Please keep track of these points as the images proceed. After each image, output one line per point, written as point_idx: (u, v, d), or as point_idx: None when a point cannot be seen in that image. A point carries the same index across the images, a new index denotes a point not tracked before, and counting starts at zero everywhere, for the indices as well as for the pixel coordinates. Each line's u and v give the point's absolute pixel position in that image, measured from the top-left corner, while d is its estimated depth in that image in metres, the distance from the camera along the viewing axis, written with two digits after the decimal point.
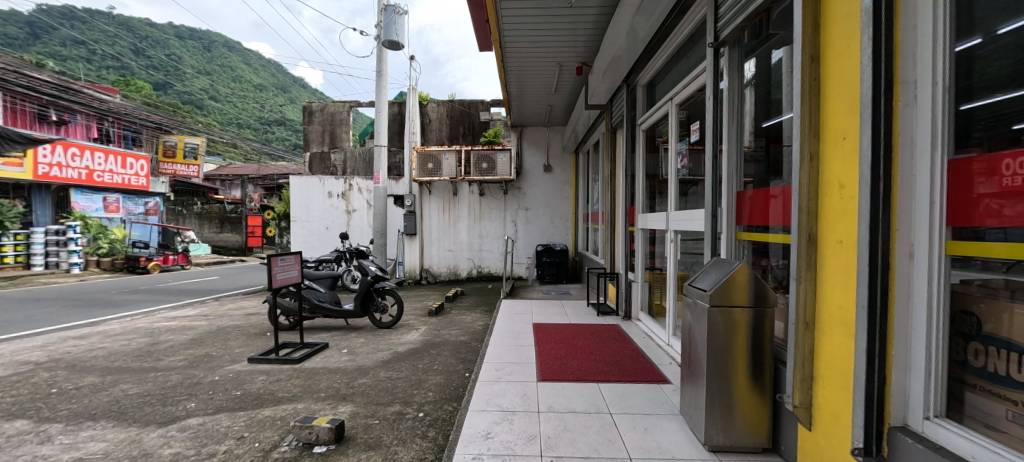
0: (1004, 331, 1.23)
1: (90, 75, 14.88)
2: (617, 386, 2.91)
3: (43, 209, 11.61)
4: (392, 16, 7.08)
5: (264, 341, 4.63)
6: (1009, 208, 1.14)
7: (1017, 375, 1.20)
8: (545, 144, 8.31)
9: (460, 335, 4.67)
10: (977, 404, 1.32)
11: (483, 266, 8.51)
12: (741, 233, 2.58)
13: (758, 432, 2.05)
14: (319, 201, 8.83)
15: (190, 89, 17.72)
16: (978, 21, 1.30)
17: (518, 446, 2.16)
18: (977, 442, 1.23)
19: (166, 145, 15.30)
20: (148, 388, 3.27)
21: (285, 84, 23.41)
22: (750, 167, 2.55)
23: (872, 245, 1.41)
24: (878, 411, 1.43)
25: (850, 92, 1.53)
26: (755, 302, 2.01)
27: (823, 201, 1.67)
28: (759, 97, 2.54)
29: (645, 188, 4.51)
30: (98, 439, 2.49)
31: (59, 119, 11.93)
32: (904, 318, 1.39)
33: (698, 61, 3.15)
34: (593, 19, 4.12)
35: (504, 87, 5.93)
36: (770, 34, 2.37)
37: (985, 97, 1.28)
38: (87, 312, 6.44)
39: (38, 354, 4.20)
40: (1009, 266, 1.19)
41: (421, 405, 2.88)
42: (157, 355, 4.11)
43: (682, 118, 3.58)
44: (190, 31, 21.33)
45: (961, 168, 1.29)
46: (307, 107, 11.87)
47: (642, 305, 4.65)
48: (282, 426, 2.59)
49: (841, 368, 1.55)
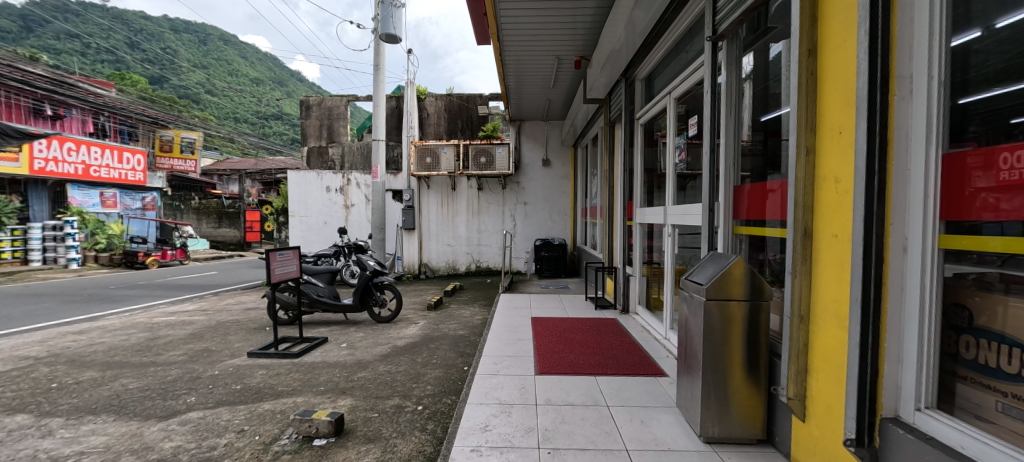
0: (998, 324, 1.25)
1: (85, 68, 14.73)
2: (614, 379, 2.93)
3: (40, 205, 11.61)
4: (389, 9, 6.97)
5: (264, 336, 4.64)
6: (1007, 202, 1.14)
7: (1009, 367, 1.22)
8: (544, 138, 8.29)
9: (460, 329, 4.70)
10: (969, 396, 1.33)
11: (482, 260, 8.53)
12: (739, 227, 2.59)
13: (752, 424, 2.08)
14: (317, 197, 8.80)
15: (187, 84, 17.36)
16: (974, 16, 1.30)
17: (516, 438, 2.18)
18: (967, 433, 1.25)
19: (163, 140, 15.23)
20: (148, 382, 3.28)
21: (281, 79, 23.41)
22: (748, 161, 2.54)
23: (866, 238, 1.43)
24: (870, 402, 1.45)
25: (847, 84, 1.52)
26: (750, 295, 2.03)
27: (819, 195, 1.68)
28: (757, 92, 2.52)
29: (642, 183, 4.51)
30: (99, 433, 2.51)
31: (54, 114, 11.82)
32: (898, 311, 1.40)
33: (698, 54, 3.11)
34: (591, 13, 4.09)
35: (502, 81, 5.89)
36: (769, 28, 2.33)
37: (982, 92, 1.29)
38: (85, 307, 6.45)
39: (37, 350, 4.19)
40: (1004, 260, 1.20)
41: (421, 398, 2.91)
42: (156, 350, 4.12)
43: (682, 112, 3.56)
44: (184, 23, 20.75)
45: (955, 162, 1.30)
46: (305, 100, 11.72)
47: (641, 299, 4.66)
48: (283, 419, 2.62)
49: (836, 359, 1.57)
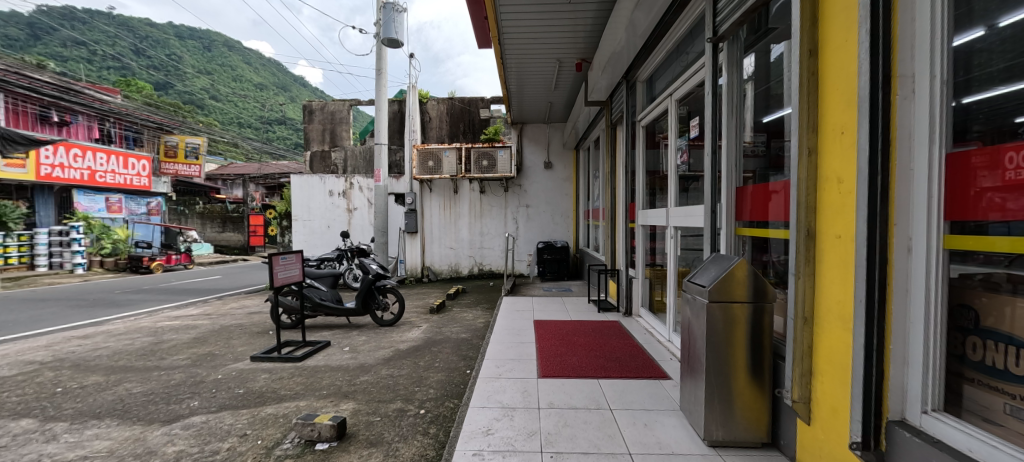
0: (1005, 325, 1.22)
1: (91, 75, 14.92)
2: (617, 382, 2.92)
3: (46, 210, 11.72)
4: (390, 14, 7.03)
5: (267, 340, 4.65)
6: (1012, 202, 1.13)
7: (1015, 369, 1.20)
8: (545, 141, 8.30)
9: (461, 332, 4.69)
10: (976, 398, 1.31)
11: (484, 263, 8.54)
12: (741, 229, 2.57)
13: (758, 428, 2.05)
14: (320, 200, 8.85)
15: (190, 89, 17.51)
16: (975, 15, 1.30)
17: (518, 442, 2.17)
18: (974, 436, 1.23)
19: (167, 145, 15.46)
20: (152, 386, 3.30)
21: (284, 84, 23.77)
22: (750, 162, 2.54)
23: (870, 239, 1.41)
24: (876, 404, 1.43)
25: (849, 81, 1.52)
26: (754, 298, 2.02)
27: (821, 197, 1.67)
28: (759, 93, 2.52)
29: (645, 185, 4.50)
30: (102, 438, 2.51)
31: (60, 120, 12.01)
32: (902, 313, 1.39)
33: (698, 56, 3.11)
34: (592, 15, 4.09)
35: (503, 84, 5.91)
36: (769, 29, 2.32)
37: (983, 91, 1.28)
38: (91, 312, 6.50)
39: (42, 354, 4.23)
40: (1010, 260, 1.18)
41: (423, 402, 2.90)
42: (160, 354, 4.14)
43: (683, 114, 3.55)
44: (189, 30, 21.02)
45: (960, 162, 1.28)
46: (307, 105, 11.77)
47: (643, 301, 4.65)
48: (285, 424, 2.62)
49: (840, 361, 1.55)
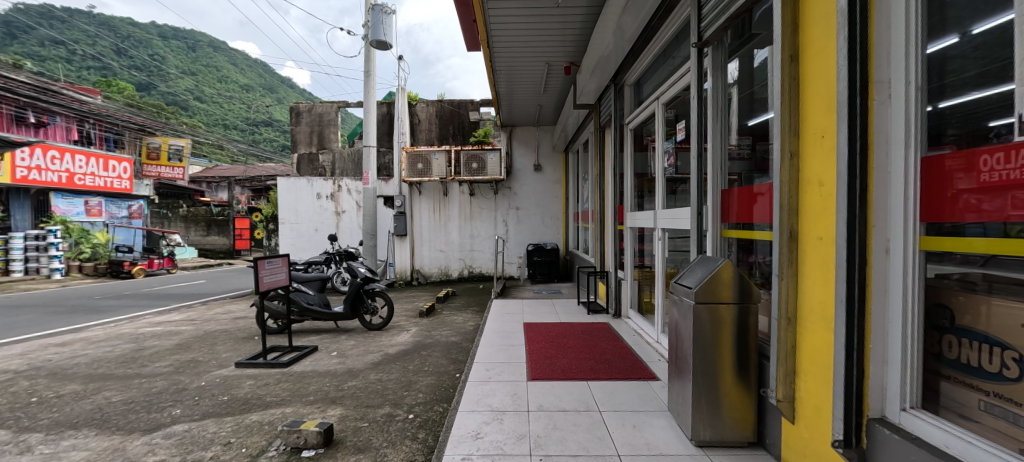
0: (981, 325, 1.25)
1: (70, 75, 14.59)
2: (606, 384, 2.93)
3: (21, 214, 11.40)
4: (379, 16, 7.01)
5: (253, 345, 4.57)
6: (987, 203, 1.14)
7: (989, 366, 1.23)
8: (535, 143, 8.33)
9: (452, 336, 4.67)
10: (953, 394, 1.34)
11: (474, 266, 8.52)
12: (727, 230, 2.60)
13: (744, 427, 2.08)
14: (308, 203, 8.74)
15: (174, 90, 17.25)
16: (949, 21, 1.33)
17: (507, 445, 2.17)
18: (951, 432, 1.26)
19: (150, 147, 15.14)
20: (132, 395, 3.21)
21: (271, 85, 23.53)
22: (735, 164, 2.58)
23: (850, 240, 1.44)
24: (856, 403, 1.46)
25: (829, 84, 1.55)
26: (739, 298, 2.04)
27: (804, 199, 1.70)
28: (743, 97, 2.57)
29: (633, 187, 4.53)
30: (80, 448, 2.44)
31: (37, 122, 11.74)
32: (881, 313, 1.42)
33: (684, 60, 3.16)
34: (580, 19, 4.14)
35: (493, 87, 5.92)
36: (753, 34, 2.38)
37: (958, 96, 1.31)
38: (69, 319, 6.30)
39: (17, 362, 4.10)
40: (986, 260, 1.21)
41: (412, 406, 2.88)
42: (142, 361, 4.04)
43: (671, 117, 3.60)
44: (174, 31, 20.74)
45: (935, 164, 1.31)
46: (294, 107, 11.65)
47: (632, 303, 4.68)
48: (270, 431, 2.57)
49: (823, 359, 1.58)
